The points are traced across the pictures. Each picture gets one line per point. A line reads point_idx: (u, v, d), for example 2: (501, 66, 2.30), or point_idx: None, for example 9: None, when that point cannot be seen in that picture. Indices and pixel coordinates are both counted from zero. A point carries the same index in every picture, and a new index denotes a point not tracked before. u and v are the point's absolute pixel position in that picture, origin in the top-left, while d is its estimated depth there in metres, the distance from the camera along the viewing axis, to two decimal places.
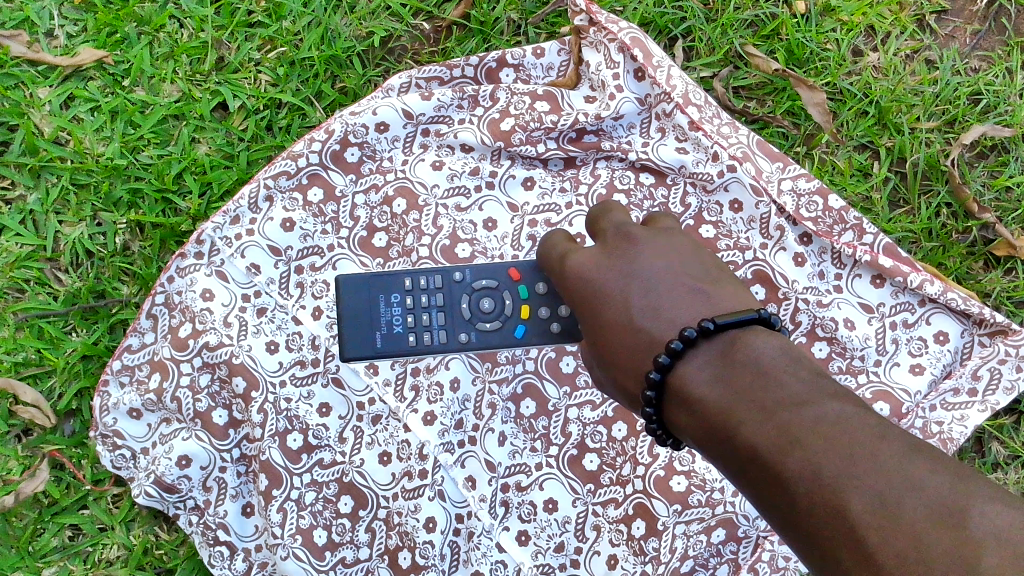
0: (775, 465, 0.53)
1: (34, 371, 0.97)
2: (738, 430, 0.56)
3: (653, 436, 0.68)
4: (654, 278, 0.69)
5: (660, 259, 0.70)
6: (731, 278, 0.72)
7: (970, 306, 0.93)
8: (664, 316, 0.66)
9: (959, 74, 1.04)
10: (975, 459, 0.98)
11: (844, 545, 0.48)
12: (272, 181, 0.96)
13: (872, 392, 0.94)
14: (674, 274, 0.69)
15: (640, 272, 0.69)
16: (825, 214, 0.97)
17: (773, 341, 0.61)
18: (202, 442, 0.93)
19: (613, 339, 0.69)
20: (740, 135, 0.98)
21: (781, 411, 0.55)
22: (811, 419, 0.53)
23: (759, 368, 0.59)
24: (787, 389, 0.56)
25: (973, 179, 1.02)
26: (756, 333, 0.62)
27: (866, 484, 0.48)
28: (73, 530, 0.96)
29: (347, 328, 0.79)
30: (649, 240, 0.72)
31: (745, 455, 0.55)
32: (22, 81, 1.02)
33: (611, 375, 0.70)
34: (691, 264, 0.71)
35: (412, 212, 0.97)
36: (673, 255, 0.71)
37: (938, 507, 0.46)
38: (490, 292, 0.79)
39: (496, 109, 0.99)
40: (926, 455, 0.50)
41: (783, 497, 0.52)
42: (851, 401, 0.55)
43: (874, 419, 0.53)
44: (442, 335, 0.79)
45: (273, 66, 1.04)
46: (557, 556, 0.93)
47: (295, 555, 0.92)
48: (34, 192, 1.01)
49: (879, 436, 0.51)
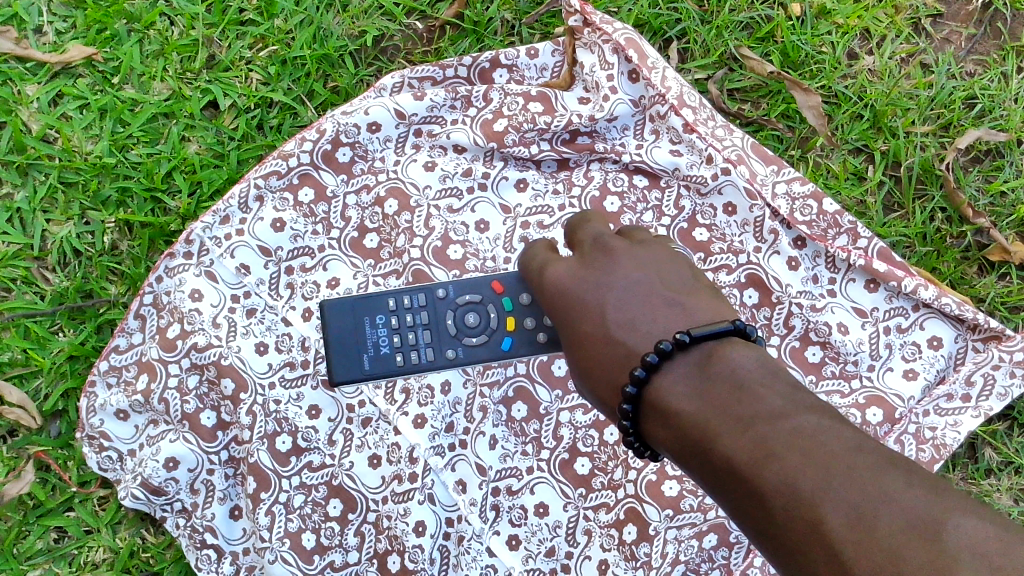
0: (752, 479, 0.52)
1: (19, 371, 0.96)
2: (715, 444, 0.56)
3: (630, 449, 0.67)
4: (630, 290, 0.68)
5: (636, 271, 0.70)
6: (708, 287, 0.71)
7: (965, 311, 0.93)
8: (640, 330, 0.66)
9: (954, 78, 1.04)
10: (969, 465, 0.97)
11: (822, 558, 0.47)
12: (263, 181, 0.95)
13: (865, 397, 0.94)
14: (651, 286, 0.69)
15: (617, 285, 0.69)
16: (820, 218, 0.96)
17: (750, 354, 0.61)
18: (189, 444, 0.92)
19: (590, 351, 0.68)
20: (735, 138, 0.97)
21: (757, 424, 0.54)
22: (787, 433, 0.53)
23: (736, 381, 0.58)
24: (763, 403, 0.56)
25: (967, 184, 1.01)
26: (733, 346, 0.62)
27: (843, 498, 0.48)
28: (58, 533, 0.95)
29: (335, 353, 0.78)
30: (625, 251, 0.71)
31: (722, 469, 0.55)
32: (11, 78, 1.01)
33: (589, 388, 0.69)
34: (667, 275, 0.70)
35: (405, 213, 0.96)
36: (649, 266, 0.70)
37: (914, 521, 0.46)
38: (474, 306, 0.79)
39: (489, 109, 0.98)
40: (900, 469, 0.50)
41: (760, 511, 0.52)
42: (827, 415, 0.54)
43: (850, 432, 0.53)
44: (429, 353, 0.78)
45: (264, 64, 1.03)
46: (548, 561, 0.92)
47: (283, 559, 0.91)
48: (21, 190, 0.99)
49: (854, 448, 0.51)
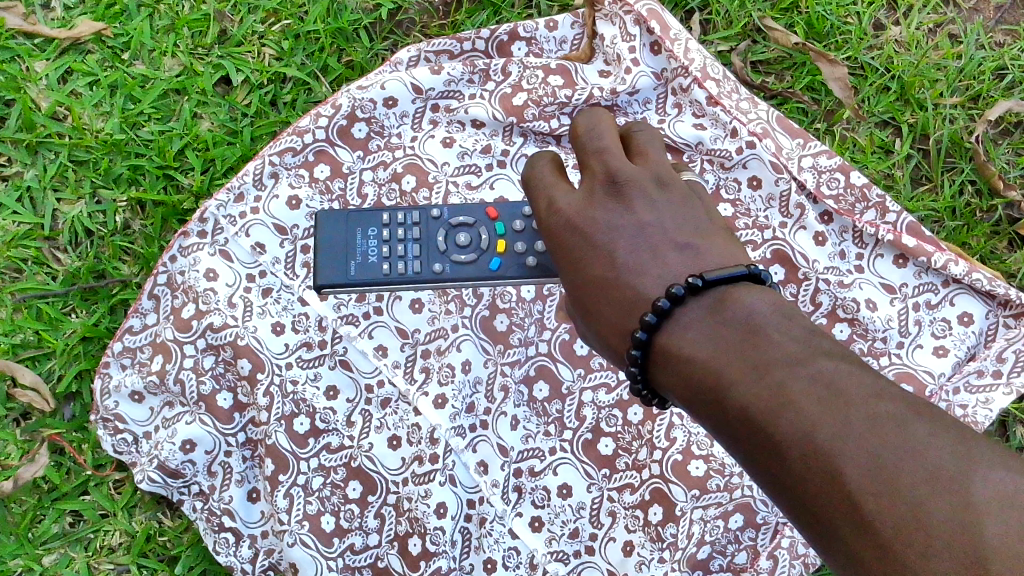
0: (768, 430, 0.49)
1: (32, 353, 0.94)
2: (730, 392, 0.52)
3: (640, 398, 0.63)
4: (643, 233, 0.64)
5: (651, 212, 0.65)
6: (722, 231, 0.67)
7: (996, 286, 0.91)
8: (650, 273, 0.62)
9: (983, 49, 1.02)
10: (1000, 444, 0.96)
11: (840, 514, 0.44)
12: (277, 158, 0.93)
13: (894, 374, 0.91)
14: (664, 229, 0.64)
15: (629, 227, 0.64)
16: (848, 192, 0.94)
17: (764, 298, 0.56)
18: (206, 425, 0.90)
19: (598, 297, 0.64)
20: (759, 110, 0.95)
21: (773, 369, 0.51)
22: (806, 380, 0.49)
23: (751, 327, 0.54)
24: (779, 348, 0.52)
25: (997, 157, 0.99)
26: (747, 290, 0.58)
27: (863, 448, 0.45)
28: (74, 517, 0.94)
29: (322, 258, 0.76)
30: (640, 190, 0.66)
31: (737, 418, 0.51)
32: (19, 54, 0.99)
33: (596, 330, 0.66)
34: (682, 215, 0.66)
35: (423, 189, 0.94)
36: (665, 207, 0.66)
37: (939, 472, 0.43)
38: (467, 227, 0.77)
39: (507, 84, 0.96)
40: (928, 417, 0.46)
41: (776, 463, 0.48)
42: (847, 360, 0.50)
43: (870, 377, 0.49)
44: (416, 266, 0.76)
45: (277, 39, 1.01)
46: (572, 543, 0.91)
47: (302, 542, 0.89)
48: (31, 169, 0.98)
49: (875, 396, 0.47)
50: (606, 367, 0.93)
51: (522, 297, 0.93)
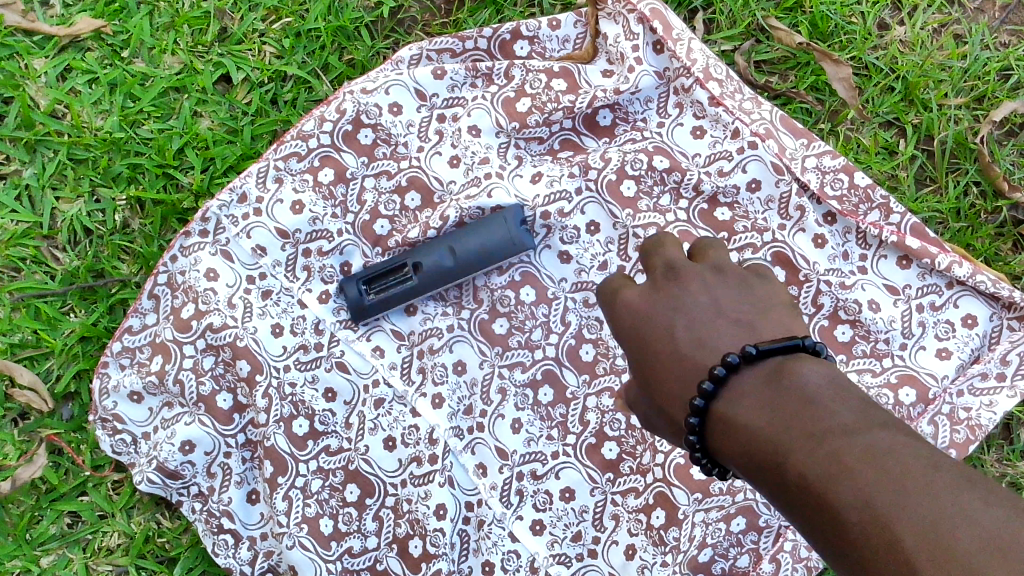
0: (819, 494, 0.45)
1: (30, 353, 0.94)
2: (784, 458, 0.49)
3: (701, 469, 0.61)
4: (706, 314, 0.63)
5: (713, 296, 0.65)
6: (792, 318, 0.65)
7: (1000, 289, 0.89)
8: (710, 347, 0.61)
9: (988, 49, 1.01)
10: (1004, 447, 0.95)
11: None
12: (282, 162, 0.92)
13: (897, 376, 0.90)
14: (725, 310, 0.63)
15: (689, 307, 0.64)
16: (851, 193, 0.92)
17: (821, 369, 0.54)
18: (205, 427, 0.90)
19: (661, 372, 0.64)
20: (763, 110, 0.93)
21: (827, 438, 0.47)
22: (860, 442, 0.45)
23: (804, 393, 0.51)
24: (833, 413, 0.49)
25: (1002, 158, 0.99)
26: (804, 362, 0.55)
27: (914, 509, 0.40)
28: (73, 518, 0.93)
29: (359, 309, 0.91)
30: (699, 275, 0.66)
31: (792, 486, 0.48)
32: (18, 51, 0.98)
33: (661, 408, 0.65)
34: (746, 300, 0.65)
35: (427, 208, 0.94)
36: (729, 293, 0.65)
37: (996, 538, 0.37)
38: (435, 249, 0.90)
39: (510, 87, 0.94)
40: (976, 481, 0.41)
41: (829, 530, 0.44)
42: (906, 429, 0.46)
43: (930, 445, 0.44)
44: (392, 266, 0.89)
45: (278, 37, 1.00)
46: (573, 546, 0.90)
47: (301, 544, 0.89)
48: (29, 167, 0.97)
49: (932, 461, 0.42)
50: (612, 372, 0.92)
51: (521, 299, 0.92)
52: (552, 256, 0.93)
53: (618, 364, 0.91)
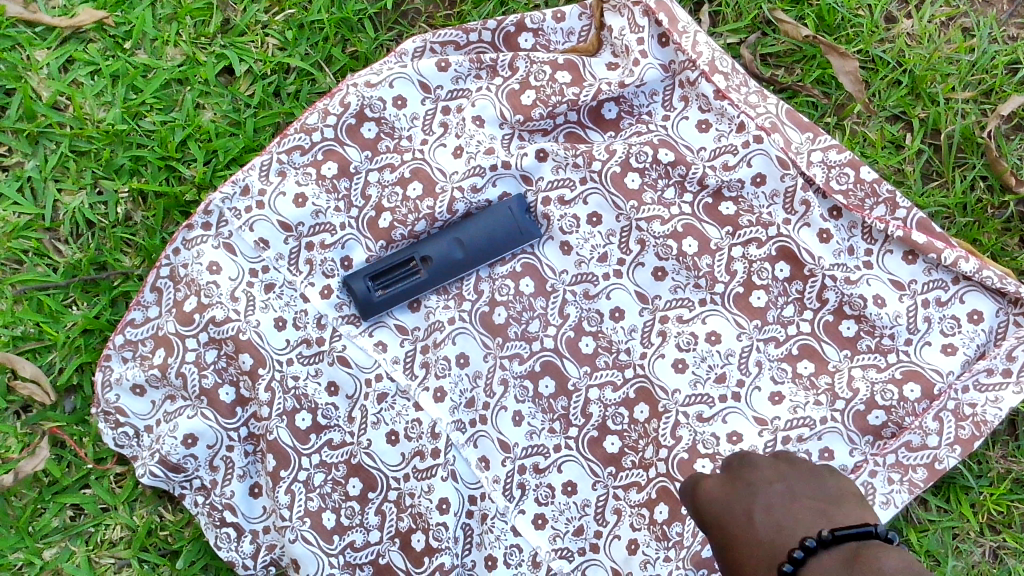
0: None
1: (33, 346, 0.93)
2: None
3: None
4: (784, 493, 0.66)
5: (784, 485, 0.67)
6: (856, 500, 0.68)
7: (1007, 284, 0.88)
8: (785, 530, 0.62)
9: (996, 42, 1.00)
10: (1009, 443, 0.95)
11: None
12: (286, 156, 0.92)
13: (902, 372, 0.89)
14: (796, 494, 0.66)
15: (767, 489, 0.67)
16: (857, 187, 0.92)
17: (899, 553, 0.54)
18: (207, 420, 0.89)
19: (738, 552, 0.64)
20: (768, 104, 0.93)
21: None
22: None
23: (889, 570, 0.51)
24: None
25: (1010, 152, 0.98)
26: (881, 548, 0.55)
27: None
28: (75, 510, 0.93)
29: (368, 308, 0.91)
30: (772, 466, 0.70)
31: None
32: (20, 42, 0.98)
33: None
34: (817, 484, 0.67)
35: (427, 199, 0.91)
36: (798, 479, 0.68)
37: None
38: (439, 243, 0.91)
39: (515, 79, 0.93)
40: None
41: None
42: None
43: None
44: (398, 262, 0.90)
45: (281, 29, 1.00)
46: (576, 540, 0.90)
47: (304, 538, 0.88)
48: (32, 159, 0.97)
49: None
50: (613, 366, 0.92)
51: (520, 290, 0.92)
52: (555, 248, 0.93)
53: (621, 358, 0.92)
